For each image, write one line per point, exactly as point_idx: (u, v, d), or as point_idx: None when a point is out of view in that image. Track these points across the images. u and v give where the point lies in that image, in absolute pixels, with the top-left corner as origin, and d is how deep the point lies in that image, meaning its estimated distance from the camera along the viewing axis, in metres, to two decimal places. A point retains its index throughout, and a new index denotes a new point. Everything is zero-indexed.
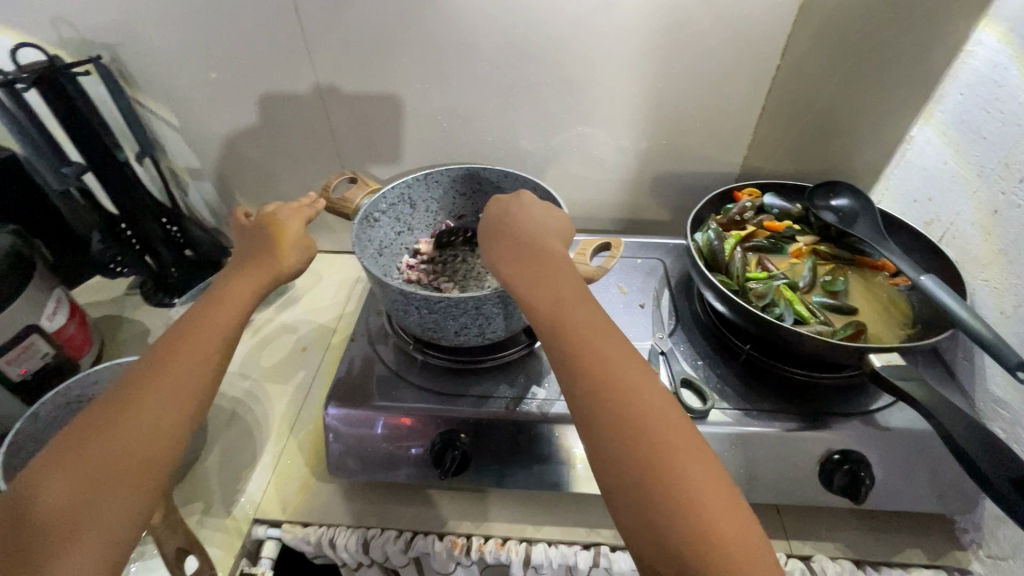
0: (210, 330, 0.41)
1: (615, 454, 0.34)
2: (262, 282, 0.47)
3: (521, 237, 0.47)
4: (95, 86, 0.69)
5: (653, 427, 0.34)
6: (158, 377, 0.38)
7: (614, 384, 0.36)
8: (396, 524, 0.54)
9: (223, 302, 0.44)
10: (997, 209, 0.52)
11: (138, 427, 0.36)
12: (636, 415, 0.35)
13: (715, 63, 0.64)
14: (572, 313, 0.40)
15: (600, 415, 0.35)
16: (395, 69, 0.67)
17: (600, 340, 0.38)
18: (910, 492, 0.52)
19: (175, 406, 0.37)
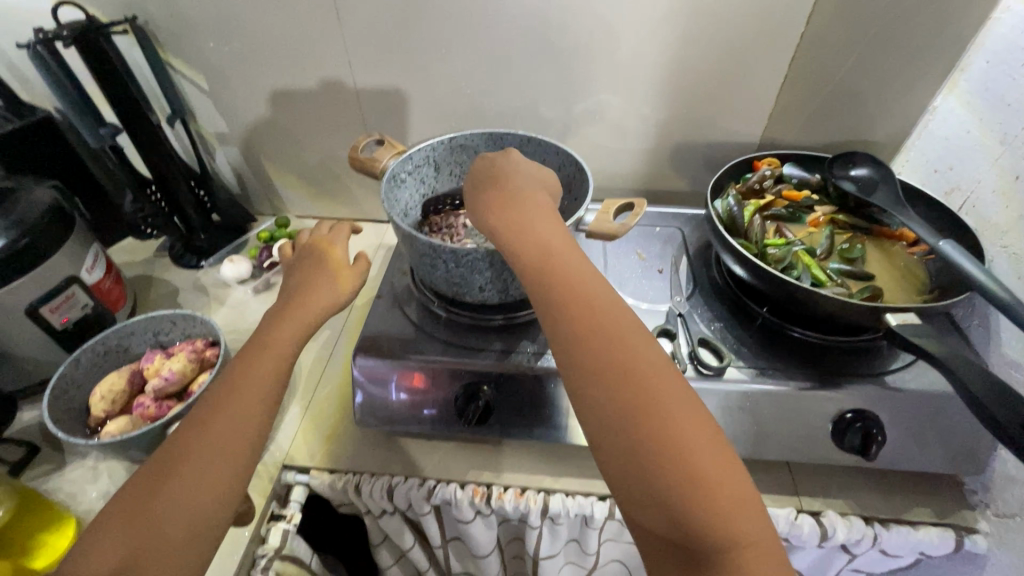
0: (263, 369, 0.41)
1: (608, 401, 0.34)
2: (314, 316, 0.46)
3: (514, 191, 0.47)
4: (129, 47, 0.71)
5: (645, 375, 0.34)
6: (221, 405, 0.39)
7: (610, 339, 0.36)
8: (420, 472, 0.57)
9: (274, 336, 0.44)
10: (1018, 176, 0.52)
11: (190, 481, 0.35)
12: (630, 364, 0.35)
13: (740, 30, 0.64)
14: (571, 269, 0.40)
15: (594, 365, 0.35)
16: (421, 33, 0.68)
17: (600, 298, 0.38)
18: (921, 453, 0.53)
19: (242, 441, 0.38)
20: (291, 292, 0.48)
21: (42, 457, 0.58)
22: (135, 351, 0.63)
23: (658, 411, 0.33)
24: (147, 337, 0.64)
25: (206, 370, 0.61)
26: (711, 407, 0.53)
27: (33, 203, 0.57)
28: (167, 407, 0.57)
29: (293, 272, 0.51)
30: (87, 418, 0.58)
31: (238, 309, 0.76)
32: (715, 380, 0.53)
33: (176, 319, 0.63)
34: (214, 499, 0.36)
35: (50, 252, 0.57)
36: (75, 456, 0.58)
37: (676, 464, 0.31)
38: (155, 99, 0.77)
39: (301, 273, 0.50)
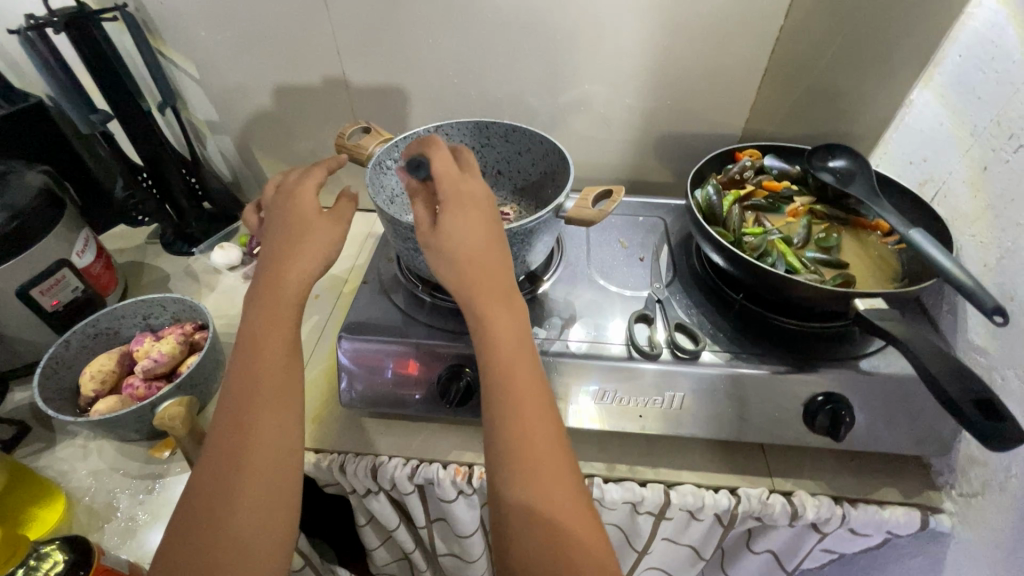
0: (273, 351, 0.43)
1: (506, 475, 0.39)
2: (307, 271, 0.45)
3: (444, 242, 0.43)
4: (121, 33, 0.72)
5: (542, 456, 0.39)
6: (251, 397, 0.41)
7: (522, 416, 0.40)
8: (404, 453, 0.58)
9: (272, 309, 0.44)
10: (987, 166, 0.54)
11: (252, 469, 0.39)
12: (534, 449, 0.39)
13: (721, 23, 0.66)
14: (504, 336, 0.42)
15: (505, 437, 0.40)
16: (409, 22, 0.69)
17: (522, 368, 0.42)
18: (890, 435, 0.54)
19: (281, 427, 0.41)
20: (267, 259, 0.46)
21: (33, 436, 0.59)
22: (124, 334, 0.64)
23: (542, 492, 0.38)
24: (137, 321, 0.65)
25: (194, 353, 0.62)
26: (687, 389, 0.55)
27: (25, 187, 0.58)
28: (155, 388, 0.58)
29: (268, 232, 0.48)
30: (77, 398, 0.59)
31: (229, 294, 0.77)
32: (691, 364, 0.55)
33: (165, 303, 0.64)
34: (277, 484, 0.40)
35: (41, 235, 0.58)
36: (66, 435, 0.59)
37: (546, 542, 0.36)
38: (147, 86, 0.78)
39: (278, 233, 0.47)
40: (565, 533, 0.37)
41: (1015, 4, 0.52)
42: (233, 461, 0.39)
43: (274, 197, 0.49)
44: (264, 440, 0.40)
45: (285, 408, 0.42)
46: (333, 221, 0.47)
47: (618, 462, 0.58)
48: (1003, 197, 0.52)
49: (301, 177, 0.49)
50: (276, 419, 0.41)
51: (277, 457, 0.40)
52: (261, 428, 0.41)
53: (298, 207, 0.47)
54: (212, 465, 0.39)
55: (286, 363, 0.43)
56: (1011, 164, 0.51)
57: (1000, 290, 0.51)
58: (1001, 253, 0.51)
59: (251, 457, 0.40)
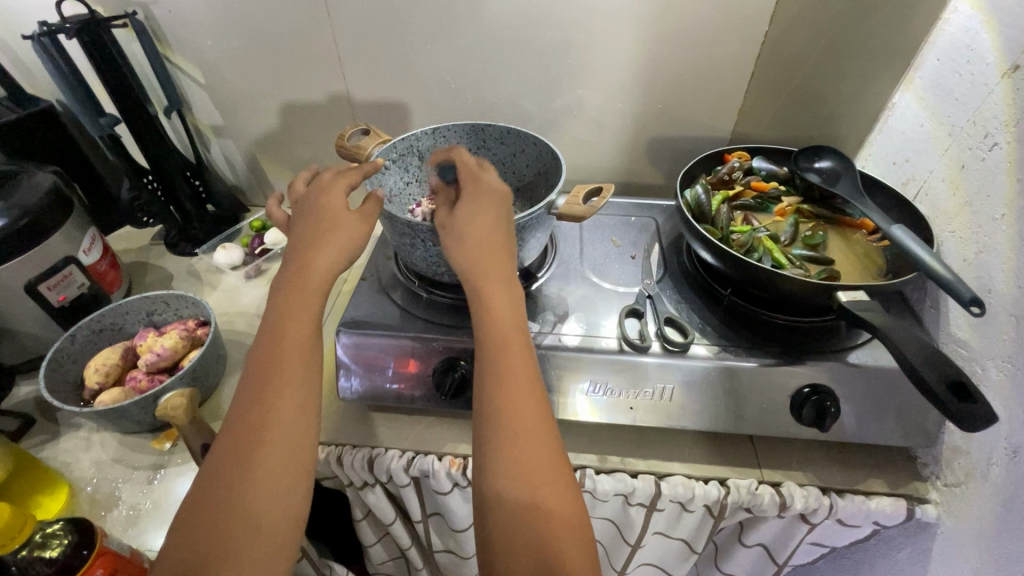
0: (296, 335, 0.45)
1: (491, 451, 0.40)
2: (337, 263, 0.48)
3: (457, 225, 0.48)
4: (130, 40, 0.74)
5: (532, 436, 0.40)
6: (274, 376, 0.43)
7: (513, 393, 0.42)
8: (400, 445, 0.59)
9: (298, 295, 0.46)
10: (964, 164, 0.56)
11: (268, 446, 0.40)
12: (523, 424, 0.41)
13: (709, 30, 0.68)
14: (501, 317, 0.44)
15: (496, 414, 0.41)
16: (408, 29, 0.71)
17: (518, 348, 0.44)
18: (877, 427, 0.55)
19: (299, 409, 0.42)
20: (294, 249, 0.48)
21: (38, 428, 0.60)
22: (128, 329, 0.66)
23: (528, 470, 0.39)
24: (140, 317, 0.66)
25: (197, 347, 0.63)
26: (677, 381, 0.56)
27: (35, 186, 0.60)
28: (158, 381, 0.60)
29: (298, 225, 0.50)
30: (81, 390, 0.61)
31: (230, 293, 0.78)
32: (679, 357, 0.56)
33: (169, 300, 0.66)
34: (291, 463, 0.41)
35: (50, 232, 0.60)
36: (70, 426, 0.61)
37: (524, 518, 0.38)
38: (154, 92, 0.80)
39: (306, 223, 0.49)
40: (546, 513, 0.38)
41: (988, 9, 0.55)
42: (251, 438, 0.40)
43: (307, 192, 0.52)
44: (282, 420, 0.41)
45: (304, 391, 0.43)
46: (360, 219, 0.50)
47: (610, 454, 0.59)
48: (979, 194, 0.54)
49: (334, 176, 0.52)
50: (295, 400, 0.42)
51: (294, 438, 0.41)
52: (279, 409, 0.42)
53: (326, 201, 0.50)
54: (230, 440, 0.41)
55: (306, 348, 0.45)
56: (986, 162, 0.53)
57: (979, 283, 0.53)
58: (979, 249, 0.53)
59: (269, 435, 0.41)
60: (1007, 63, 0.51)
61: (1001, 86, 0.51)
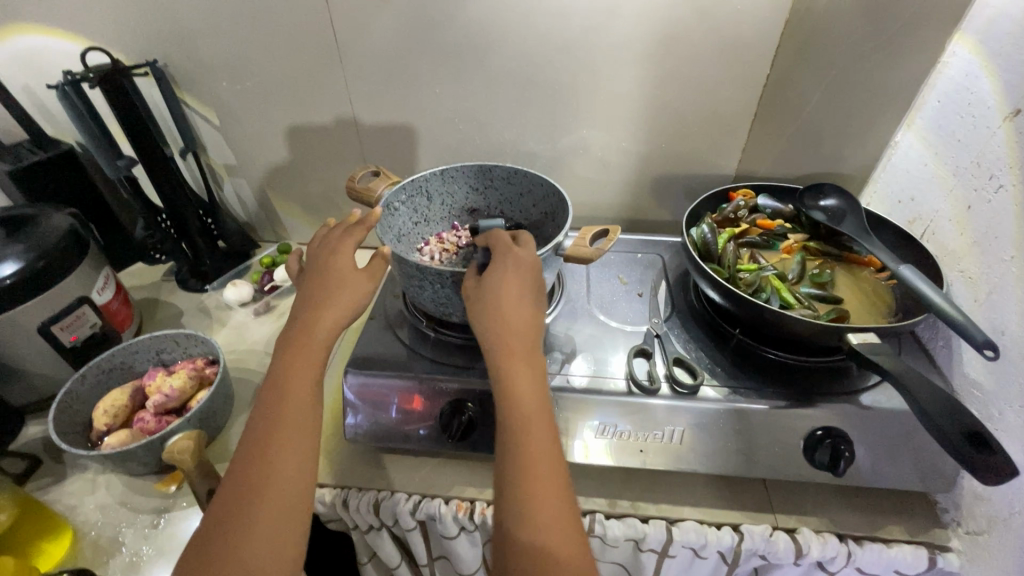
0: (298, 392, 0.45)
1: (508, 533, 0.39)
2: (343, 317, 0.49)
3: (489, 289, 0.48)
4: (149, 86, 0.77)
5: (541, 502, 0.40)
6: (275, 434, 0.43)
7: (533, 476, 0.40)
8: (406, 487, 0.59)
9: (301, 351, 0.46)
10: (969, 206, 0.56)
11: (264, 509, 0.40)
12: (542, 511, 0.39)
13: (712, 73, 0.69)
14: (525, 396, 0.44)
15: (518, 500, 0.40)
16: (417, 74, 0.73)
17: (539, 424, 0.43)
18: (893, 471, 0.54)
19: (296, 476, 0.42)
20: (301, 308, 0.49)
21: (43, 470, 0.60)
22: (137, 368, 0.66)
23: (537, 541, 0.38)
24: (150, 356, 0.67)
25: (204, 387, 0.63)
26: (686, 423, 0.55)
27: (52, 228, 0.61)
28: (165, 422, 0.60)
29: (306, 281, 0.51)
30: (89, 431, 0.61)
31: (239, 330, 0.79)
32: (689, 398, 0.55)
33: (178, 338, 0.66)
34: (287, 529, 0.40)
35: (64, 273, 0.61)
36: (76, 468, 0.60)
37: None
38: (170, 134, 0.83)
39: (313, 281, 0.50)
40: None
41: (986, 54, 0.56)
42: (247, 503, 0.40)
43: (313, 252, 0.53)
44: (280, 486, 0.41)
45: (301, 458, 0.43)
46: (366, 278, 0.51)
47: (620, 497, 0.58)
48: (986, 235, 0.53)
49: (334, 233, 0.54)
50: (293, 466, 0.42)
51: (289, 506, 0.41)
52: (278, 475, 0.41)
53: (336, 256, 0.51)
54: (226, 506, 0.40)
55: (307, 412, 0.45)
56: (993, 204, 0.53)
57: (991, 324, 0.52)
58: (988, 289, 0.53)
59: (264, 503, 0.40)
60: (1008, 107, 0.51)
61: (1004, 129, 0.52)
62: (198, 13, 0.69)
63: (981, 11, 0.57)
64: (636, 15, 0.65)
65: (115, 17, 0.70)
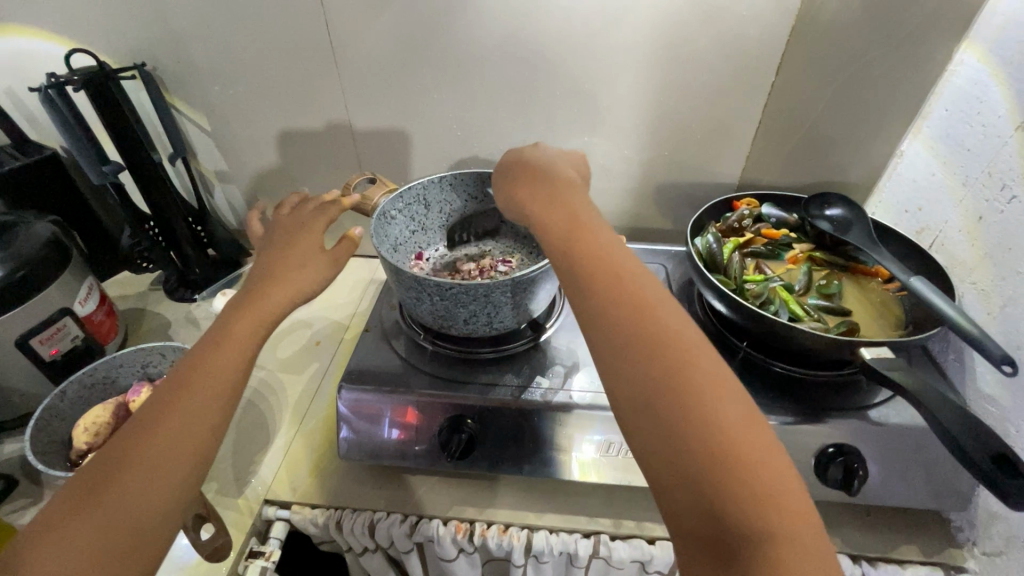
0: (235, 350, 0.40)
1: (638, 379, 0.33)
2: (294, 293, 0.46)
3: (559, 205, 0.45)
4: (137, 89, 0.74)
5: (704, 392, 0.32)
6: (196, 385, 0.37)
7: (640, 318, 0.35)
8: (403, 508, 0.56)
9: (249, 311, 0.43)
10: (981, 216, 0.55)
11: (162, 457, 0.34)
12: (664, 343, 0.34)
13: (717, 80, 0.68)
14: (593, 242, 0.41)
15: (631, 346, 0.34)
16: (415, 79, 0.72)
17: (627, 272, 0.38)
18: (906, 489, 0.52)
19: (175, 462, 0.35)
20: (256, 278, 0.46)
21: (19, 491, 0.57)
22: (121, 383, 0.63)
23: (680, 372, 0.33)
24: (135, 369, 0.64)
25: None
26: None
27: (34, 235, 0.59)
28: None
29: (268, 252, 0.50)
30: (67, 451, 0.57)
31: None
32: None
33: (165, 351, 0.63)
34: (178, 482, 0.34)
35: (46, 284, 0.58)
36: (53, 489, 0.57)
37: (712, 474, 0.30)
38: (159, 139, 0.80)
39: (276, 253, 0.49)
40: (717, 414, 0.31)
41: (995, 63, 0.55)
42: (139, 448, 0.34)
43: (273, 232, 0.53)
44: (183, 439, 0.35)
45: (193, 445, 0.35)
46: (329, 261, 0.49)
47: (625, 517, 0.56)
48: (1000, 246, 0.53)
49: (301, 214, 0.54)
50: (174, 446, 0.35)
51: (147, 492, 0.33)
52: (185, 429, 0.36)
53: (304, 229, 0.52)
54: (120, 445, 0.34)
55: (222, 389, 0.38)
56: (1006, 214, 0.52)
57: (1006, 337, 0.51)
58: (1003, 301, 0.52)
59: (162, 450, 0.34)
60: (1019, 116, 0.51)
61: (1015, 138, 0.51)
62: (189, 15, 0.67)
63: (990, 18, 0.56)
64: (640, 19, 0.64)
65: (103, 18, 0.68)
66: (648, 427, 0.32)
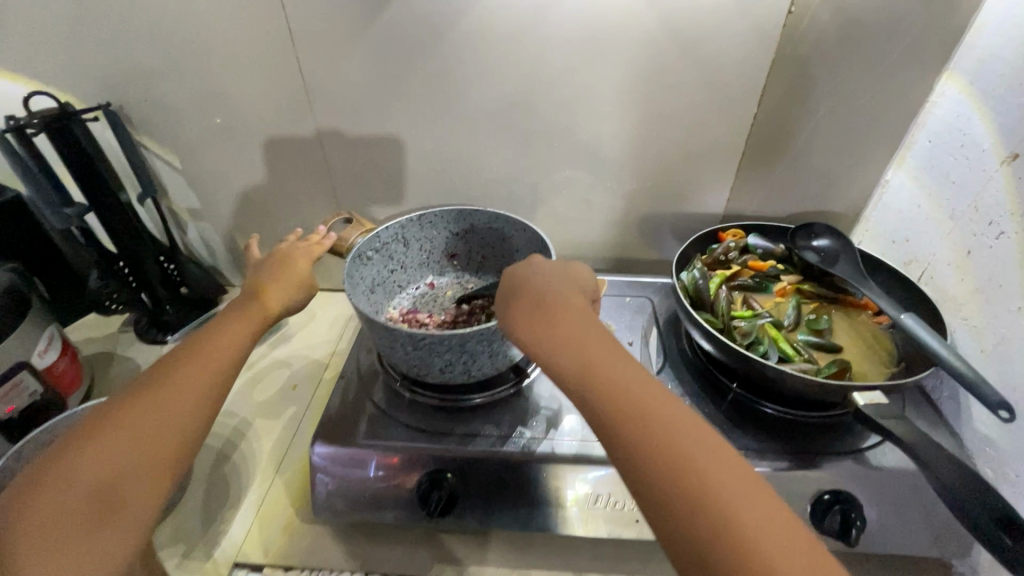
0: (222, 349, 0.44)
1: (647, 476, 0.32)
2: (265, 317, 0.50)
3: (544, 297, 0.44)
4: (103, 129, 0.72)
5: (713, 483, 0.31)
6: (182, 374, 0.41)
7: (642, 413, 0.35)
8: (382, 568, 0.53)
9: (236, 323, 0.47)
10: (969, 250, 0.54)
11: (144, 434, 0.37)
12: (668, 438, 0.33)
13: (699, 111, 0.67)
14: (583, 333, 0.40)
15: (632, 445, 0.33)
16: (392, 114, 0.70)
17: (620, 364, 0.38)
18: (907, 537, 0.50)
19: (157, 440, 0.37)
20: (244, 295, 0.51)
21: None
22: None
23: (689, 467, 0.32)
24: None
25: None
26: None
27: None
28: None
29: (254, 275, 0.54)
30: None
31: None
32: None
33: None
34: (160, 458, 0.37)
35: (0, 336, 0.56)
36: None
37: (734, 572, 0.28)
38: (127, 177, 0.78)
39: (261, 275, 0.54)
40: (728, 505, 0.30)
41: (977, 96, 0.55)
42: (121, 427, 0.37)
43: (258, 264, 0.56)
44: (167, 421, 0.38)
45: (176, 429, 0.38)
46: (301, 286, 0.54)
47: (615, 572, 0.53)
48: (990, 282, 0.51)
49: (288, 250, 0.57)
50: (146, 444, 0.37)
51: (115, 488, 0.35)
52: (169, 412, 0.39)
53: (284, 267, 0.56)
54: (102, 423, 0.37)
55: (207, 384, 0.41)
56: (995, 250, 0.51)
57: (1000, 377, 0.50)
58: (997, 339, 0.50)
59: (146, 428, 0.37)
60: (1003, 150, 0.50)
61: (1001, 173, 0.50)
62: (157, 53, 0.65)
63: (969, 51, 0.57)
64: (619, 53, 0.63)
65: (67, 57, 0.66)
66: (665, 527, 0.31)
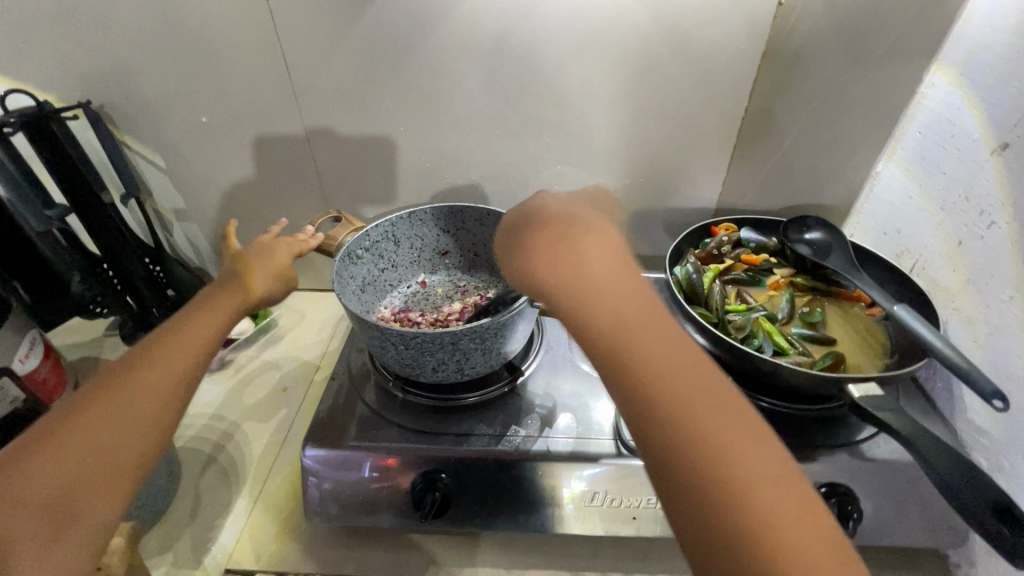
0: (186, 342, 0.41)
1: (678, 463, 0.29)
2: (236, 307, 0.47)
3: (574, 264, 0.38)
4: (84, 129, 0.71)
5: (748, 478, 0.28)
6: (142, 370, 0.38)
7: (676, 395, 0.31)
8: (376, 571, 0.53)
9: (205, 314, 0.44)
10: (961, 241, 0.54)
11: (97, 433, 0.35)
12: (703, 423, 0.30)
13: (690, 105, 0.67)
14: (618, 301, 0.35)
15: (666, 427, 0.30)
16: (380, 111, 0.69)
17: (656, 337, 0.33)
18: (902, 529, 0.50)
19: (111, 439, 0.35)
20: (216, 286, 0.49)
21: None
22: None
23: (725, 458, 0.29)
24: None
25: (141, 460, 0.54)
26: None
27: None
28: None
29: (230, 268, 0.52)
30: None
31: None
32: None
33: None
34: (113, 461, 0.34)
35: None
36: None
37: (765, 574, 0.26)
38: (110, 178, 0.76)
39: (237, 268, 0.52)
40: (761, 502, 0.28)
41: (967, 86, 0.55)
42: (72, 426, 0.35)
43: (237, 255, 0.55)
44: (122, 419, 0.36)
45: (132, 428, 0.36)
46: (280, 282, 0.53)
47: (613, 570, 0.53)
48: (982, 272, 0.52)
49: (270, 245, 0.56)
50: (97, 444, 0.34)
51: (63, 492, 0.32)
52: (125, 410, 0.36)
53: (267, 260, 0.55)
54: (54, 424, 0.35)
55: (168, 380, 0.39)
56: (986, 240, 0.51)
57: (993, 367, 0.50)
58: (989, 329, 0.50)
59: (99, 427, 0.35)
60: (993, 141, 0.50)
61: (992, 163, 0.50)
62: (138, 50, 0.64)
63: (958, 41, 0.57)
64: (609, 47, 0.62)
65: (44, 55, 0.64)
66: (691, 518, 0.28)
